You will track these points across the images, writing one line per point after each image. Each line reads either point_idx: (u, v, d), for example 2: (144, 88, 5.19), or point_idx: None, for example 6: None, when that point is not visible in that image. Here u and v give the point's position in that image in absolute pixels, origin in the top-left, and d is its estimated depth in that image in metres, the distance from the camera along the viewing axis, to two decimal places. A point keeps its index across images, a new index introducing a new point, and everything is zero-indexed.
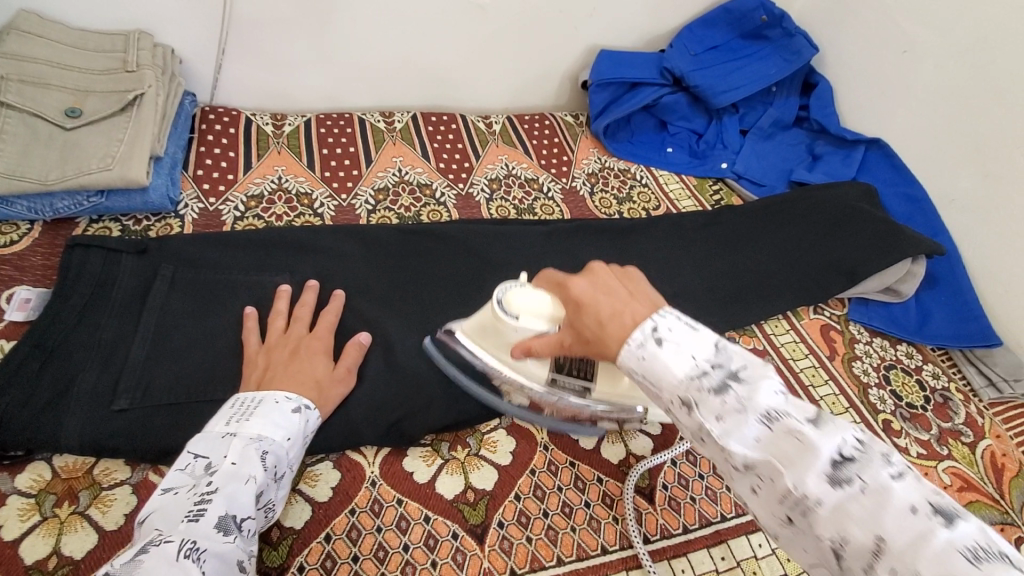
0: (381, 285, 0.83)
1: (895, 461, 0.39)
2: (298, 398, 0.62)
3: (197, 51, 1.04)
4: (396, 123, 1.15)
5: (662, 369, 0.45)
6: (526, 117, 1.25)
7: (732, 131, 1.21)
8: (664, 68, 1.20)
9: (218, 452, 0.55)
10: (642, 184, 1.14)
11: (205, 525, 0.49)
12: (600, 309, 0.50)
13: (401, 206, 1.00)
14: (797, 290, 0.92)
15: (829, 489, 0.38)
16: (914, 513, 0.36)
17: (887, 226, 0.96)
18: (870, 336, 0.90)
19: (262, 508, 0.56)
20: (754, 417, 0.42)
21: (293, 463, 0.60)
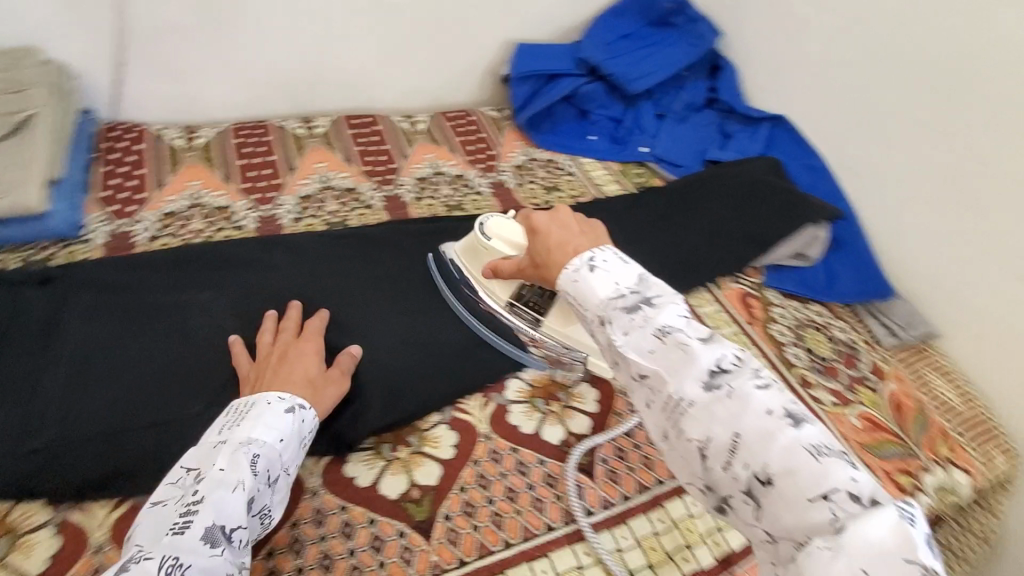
0: (310, 293, 0.81)
1: (760, 373, 0.45)
2: (292, 398, 0.63)
3: (93, 65, 0.99)
4: (317, 128, 1.13)
5: (588, 291, 0.52)
6: (451, 114, 1.25)
7: (648, 116, 1.26)
8: (580, 58, 1.24)
9: (207, 461, 0.54)
10: (568, 172, 1.17)
11: (191, 538, 0.48)
12: (552, 237, 0.60)
13: (327, 212, 0.98)
14: (715, 262, 0.99)
15: (702, 394, 0.45)
16: (769, 416, 0.43)
17: (791, 196, 1.04)
18: (785, 299, 0.97)
19: (257, 515, 0.55)
20: (652, 330, 0.48)
21: (288, 466, 0.59)
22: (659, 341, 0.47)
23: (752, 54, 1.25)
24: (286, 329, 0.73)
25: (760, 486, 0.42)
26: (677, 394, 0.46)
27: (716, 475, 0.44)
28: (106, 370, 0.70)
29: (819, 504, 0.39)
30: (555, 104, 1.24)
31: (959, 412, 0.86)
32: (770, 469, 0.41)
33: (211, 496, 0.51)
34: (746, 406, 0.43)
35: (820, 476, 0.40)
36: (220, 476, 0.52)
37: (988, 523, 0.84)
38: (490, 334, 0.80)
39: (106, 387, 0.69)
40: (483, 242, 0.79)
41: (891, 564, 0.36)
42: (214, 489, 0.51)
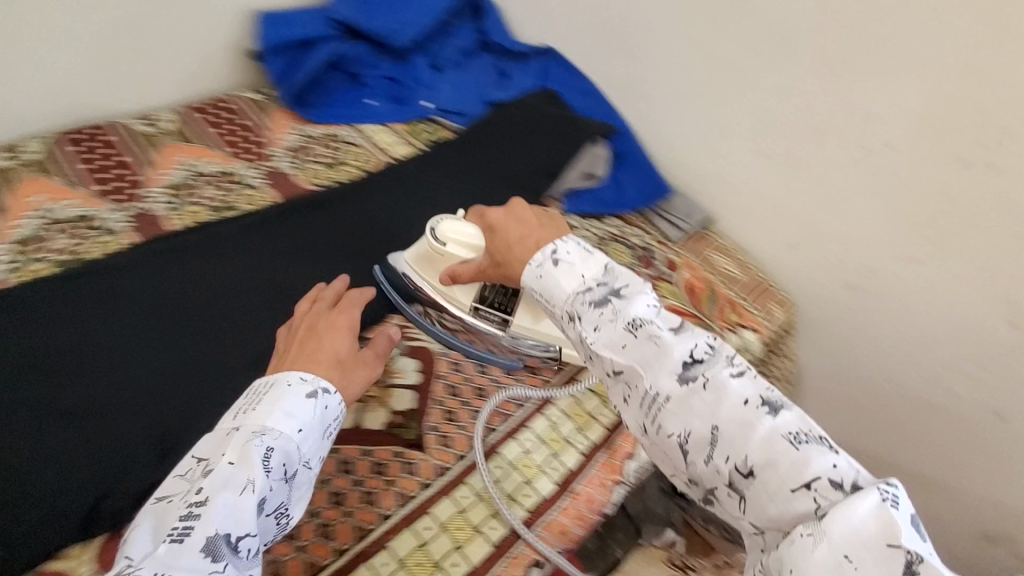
0: (54, 354, 0.70)
1: (734, 362, 0.49)
2: (315, 380, 0.57)
3: None
4: (22, 154, 0.92)
5: (555, 285, 0.58)
6: (202, 106, 1.10)
7: (423, 68, 1.20)
8: (331, 19, 1.14)
9: (219, 452, 0.50)
10: (351, 143, 1.08)
11: (190, 548, 0.44)
12: (509, 236, 0.65)
13: (55, 250, 0.81)
14: (512, 200, 1.00)
15: (678, 387, 0.49)
16: (746, 406, 0.47)
17: (567, 122, 1.09)
18: (584, 221, 1.01)
19: (272, 513, 0.51)
20: (622, 323, 0.53)
21: (308, 459, 0.54)
22: (631, 334, 0.52)
23: None
24: (324, 299, 0.70)
25: (743, 478, 0.45)
26: (653, 389, 0.50)
27: (699, 469, 0.48)
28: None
29: (801, 493, 0.43)
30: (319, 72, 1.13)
31: (741, 281, 0.98)
32: (751, 461, 0.45)
33: (218, 497, 0.47)
34: (722, 398, 0.48)
35: (800, 465, 0.44)
36: (229, 472, 0.48)
37: (781, 367, 0.97)
38: (427, 323, 0.82)
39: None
40: (438, 248, 0.79)
41: (874, 547, 0.39)
42: (219, 489, 0.47)
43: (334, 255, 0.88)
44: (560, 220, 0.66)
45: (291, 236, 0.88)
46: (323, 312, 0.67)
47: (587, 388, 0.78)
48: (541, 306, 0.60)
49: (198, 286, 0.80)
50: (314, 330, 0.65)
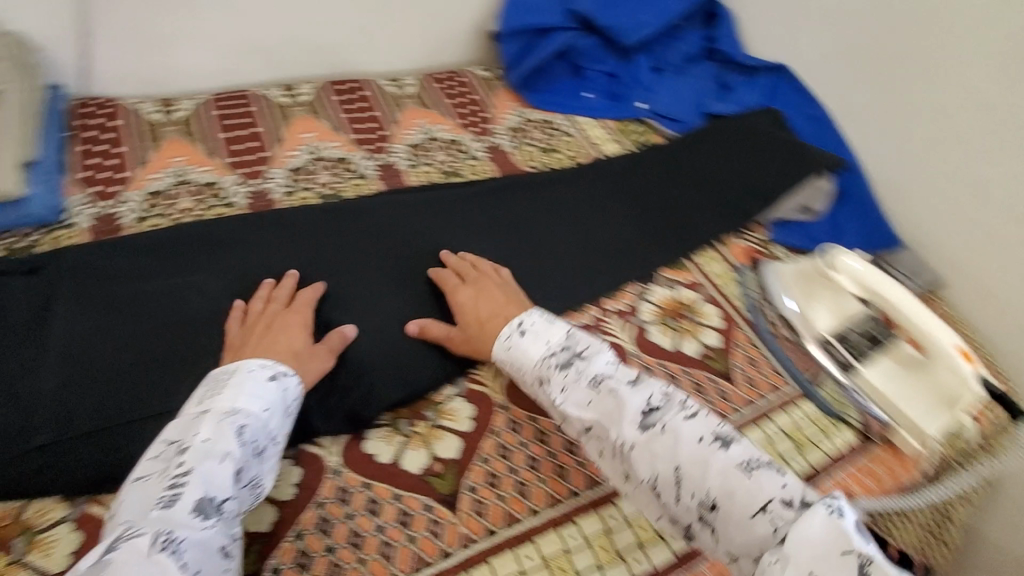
0: (311, 271, 0.79)
1: (684, 407, 0.59)
2: (275, 365, 0.62)
3: (58, 37, 0.91)
4: (302, 97, 1.07)
5: (523, 353, 0.67)
6: (441, 75, 1.20)
7: (644, 70, 1.19)
8: (572, 10, 1.14)
9: (190, 432, 0.54)
10: (565, 133, 1.12)
11: (182, 511, 0.49)
12: (480, 310, 0.72)
13: (321, 184, 0.94)
14: (725, 219, 0.97)
15: (640, 434, 0.57)
16: (700, 443, 0.56)
17: (794, 147, 1.02)
18: (791, 254, 0.97)
19: (247, 486, 0.54)
20: (586, 383, 0.62)
21: (277, 435, 0.58)
22: (595, 391, 0.61)
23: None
24: (279, 298, 0.72)
25: (709, 511, 0.53)
26: (620, 439, 0.58)
27: (673, 506, 0.56)
28: (128, 355, 0.69)
29: (759, 517, 0.51)
30: (547, 62, 1.15)
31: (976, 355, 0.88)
32: (712, 494, 0.53)
33: (205, 464, 0.51)
34: (678, 440, 0.56)
35: (753, 492, 0.52)
36: (206, 447, 0.53)
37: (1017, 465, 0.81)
38: (755, 329, 0.85)
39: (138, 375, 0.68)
40: (826, 272, 0.83)
41: (833, 558, 0.46)
42: (202, 458, 0.52)
43: (541, 237, 0.90)
44: (525, 301, 0.74)
45: (508, 210, 0.93)
46: (276, 310, 0.70)
47: (779, 429, 0.75)
48: (514, 375, 0.68)
49: (412, 239, 0.85)
50: (269, 325, 0.68)
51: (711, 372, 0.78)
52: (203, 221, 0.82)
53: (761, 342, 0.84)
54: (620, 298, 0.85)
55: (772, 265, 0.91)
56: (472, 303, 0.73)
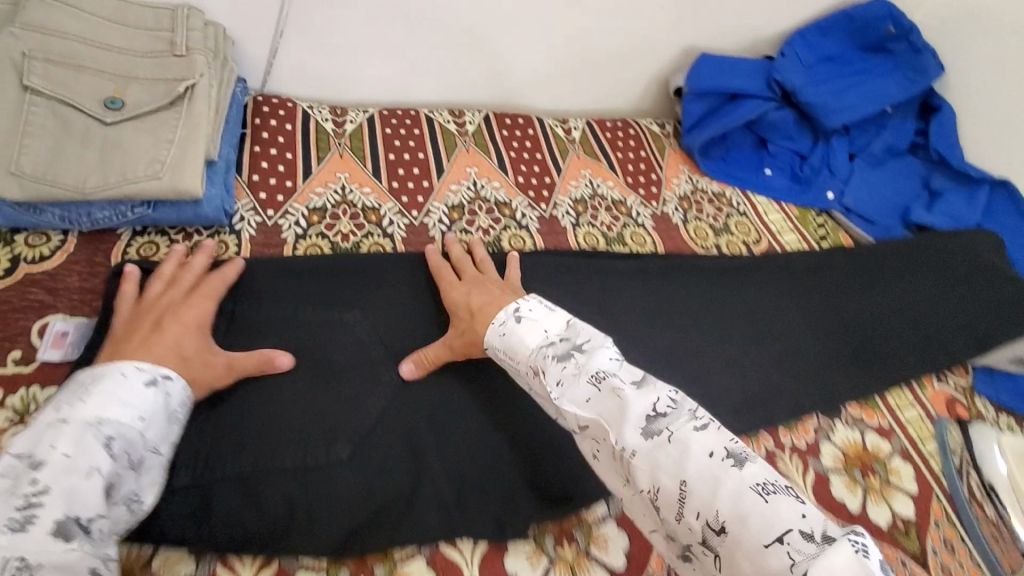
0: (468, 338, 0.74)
1: (696, 416, 0.51)
2: (154, 368, 0.57)
3: (252, 31, 0.89)
4: (468, 125, 1.00)
5: (519, 341, 0.61)
6: (608, 123, 1.09)
7: (841, 156, 1.05)
8: (773, 79, 1.02)
9: (45, 444, 0.49)
10: (740, 212, 1.00)
11: (36, 534, 0.45)
12: (473, 301, 0.69)
13: (478, 228, 0.87)
14: (925, 357, 0.84)
15: (643, 442, 0.50)
16: (712, 458, 0.48)
17: (1011, 295, 0.92)
18: (996, 412, 0.83)
19: (120, 501, 0.51)
20: (586, 378, 0.55)
21: (157, 444, 0.55)
22: (595, 388, 0.54)
23: (990, 99, 1.03)
24: (181, 284, 0.68)
25: (715, 535, 0.45)
26: (619, 444, 0.51)
27: (673, 524, 0.48)
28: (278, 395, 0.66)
29: (773, 548, 0.42)
30: (733, 129, 1.04)
31: None
32: (722, 517, 0.45)
33: (67, 482, 0.48)
34: (687, 451, 0.49)
35: (769, 518, 0.43)
36: (65, 462, 0.48)
37: None
38: (952, 503, 0.72)
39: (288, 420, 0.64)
40: None
41: None
42: (60, 476, 0.48)
43: (718, 340, 0.81)
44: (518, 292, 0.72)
45: (683, 298, 0.84)
46: (177, 297, 0.67)
47: None
48: (507, 363, 0.63)
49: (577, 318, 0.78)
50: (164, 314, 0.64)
51: (902, 552, 0.66)
52: (365, 253, 0.79)
53: (961, 521, 0.70)
54: (800, 432, 0.75)
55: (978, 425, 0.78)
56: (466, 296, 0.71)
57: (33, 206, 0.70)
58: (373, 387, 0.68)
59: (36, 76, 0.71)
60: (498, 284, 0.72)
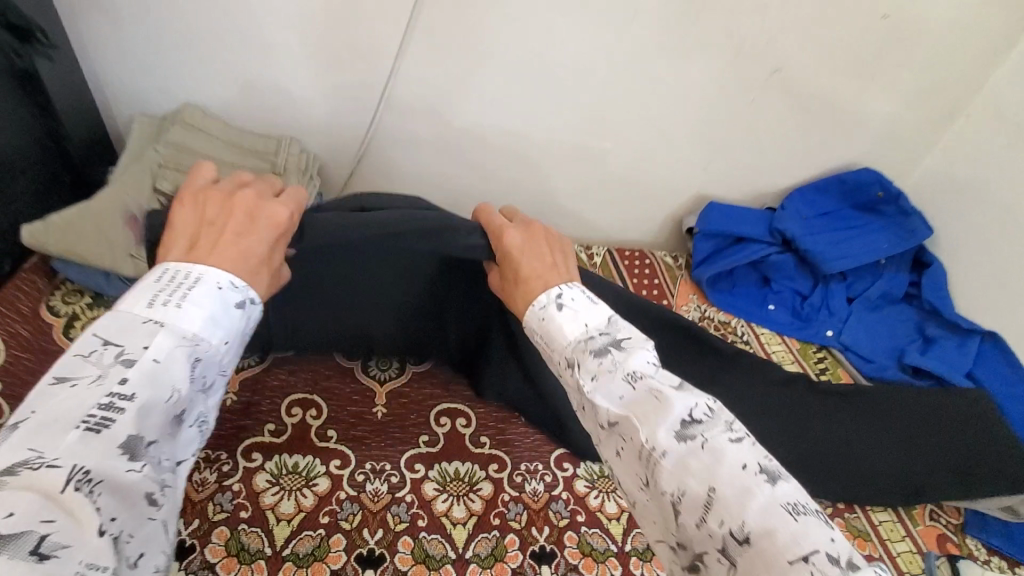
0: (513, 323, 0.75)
1: (733, 427, 0.47)
2: (246, 287, 0.53)
3: (336, 157, 1.09)
4: None
5: (557, 329, 0.57)
6: (626, 251, 1.22)
7: (839, 298, 1.15)
8: (775, 228, 1.15)
9: (139, 341, 0.44)
10: (743, 340, 1.10)
11: (112, 442, 0.39)
12: (524, 268, 0.63)
13: None
14: (892, 483, 0.88)
15: (676, 443, 0.46)
16: (744, 470, 0.44)
17: (1003, 451, 0.90)
18: (988, 554, 0.88)
19: (191, 423, 0.47)
20: (620, 375, 0.51)
21: (224, 370, 0.50)
22: (629, 385, 0.51)
23: (976, 256, 1.15)
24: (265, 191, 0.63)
25: (738, 544, 0.41)
26: (650, 443, 0.47)
27: (691, 532, 0.44)
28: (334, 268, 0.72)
29: (797, 566, 0.38)
30: (738, 266, 1.17)
31: None
32: (748, 527, 0.41)
33: (152, 393, 0.42)
34: (720, 461, 0.44)
35: (797, 535, 0.40)
36: (155, 368, 0.43)
37: None
38: None
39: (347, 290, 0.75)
40: None
41: None
42: (148, 385, 0.42)
43: None
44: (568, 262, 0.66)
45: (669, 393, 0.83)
46: (225, 192, 0.60)
47: None
48: (543, 350, 0.59)
49: None
50: (222, 217, 0.57)
51: None
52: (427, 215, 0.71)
53: None
54: None
55: (967, 563, 0.83)
56: (516, 254, 0.64)
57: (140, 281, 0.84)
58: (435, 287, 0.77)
59: (167, 181, 0.88)
60: (552, 244, 0.66)
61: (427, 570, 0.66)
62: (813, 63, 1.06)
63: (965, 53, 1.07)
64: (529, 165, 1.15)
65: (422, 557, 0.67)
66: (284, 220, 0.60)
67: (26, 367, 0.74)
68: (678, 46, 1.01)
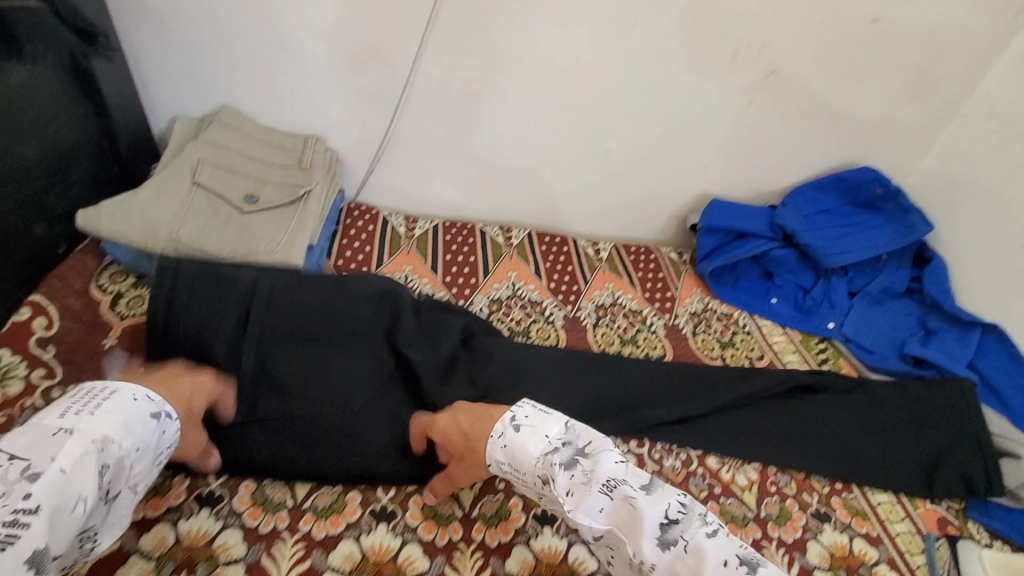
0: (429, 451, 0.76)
1: (705, 520, 0.58)
2: (165, 408, 0.63)
3: (357, 156, 1.16)
4: (514, 239, 1.21)
5: (524, 450, 0.65)
6: (632, 248, 1.27)
7: (840, 292, 1.18)
8: (775, 223, 1.20)
9: (45, 455, 0.54)
10: (745, 331, 1.13)
11: (12, 553, 0.48)
12: (461, 423, 0.71)
13: (512, 319, 1.04)
14: (856, 467, 0.90)
15: (662, 552, 0.56)
16: (724, 565, 0.54)
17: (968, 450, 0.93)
18: (990, 539, 0.87)
19: (82, 535, 0.56)
20: (597, 487, 0.61)
21: (135, 484, 0.60)
22: (607, 496, 0.60)
23: (978, 250, 1.16)
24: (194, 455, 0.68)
25: None
26: (638, 555, 0.57)
27: None
28: (281, 377, 0.75)
29: None
30: (741, 261, 1.21)
31: None
32: None
33: (56, 504, 0.52)
34: (703, 557, 0.55)
35: None
36: (59, 480, 0.52)
37: None
38: None
39: (310, 348, 0.79)
40: None
41: None
42: (53, 494, 0.52)
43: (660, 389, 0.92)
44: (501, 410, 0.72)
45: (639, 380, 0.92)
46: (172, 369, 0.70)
47: None
48: (513, 473, 0.66)
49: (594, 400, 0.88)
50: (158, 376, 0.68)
51: None
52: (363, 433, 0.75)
53: None
54: (788, 528, 0.80)
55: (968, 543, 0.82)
56: (449, 423, 0.72)
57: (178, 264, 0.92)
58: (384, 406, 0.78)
59: (204, 175, 0.97)
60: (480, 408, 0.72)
61: (435, 526, 0.70)
62: (808, 65, 1.11)
63: (956, 52, 1.10)
64: (538, 164, 1.21)
65: (430, 515, 0.71)
66: (212, 386, 0.71)
67: (76, 336, 0.82)
68: (676, 50, 1.07)
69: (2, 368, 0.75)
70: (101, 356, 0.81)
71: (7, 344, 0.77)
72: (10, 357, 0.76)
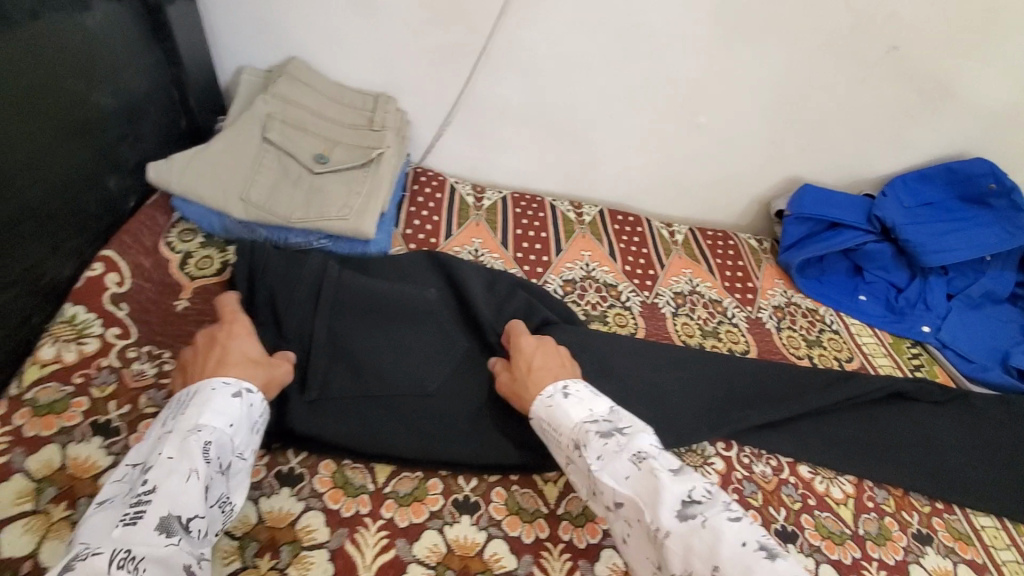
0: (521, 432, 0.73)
1: (730, 506, 0.50)
2: (238, 382, 0.59)
3: (426, 119, 1.10)
4: (586, 216, 1.14)
5: (563, 415, 0.62)
6: (709, 231, 1.19)
7: (937, 293, 1.10)
8: (873, 214, 1.10)
9: (155, 452, 0.51)
10: (832, 329, 1.06)
11: (144, 528, 0.45)
12: (535, 359, 0.70)
13: (587, 302, 0.98)
14: (959, 486, 0.83)
15: (678, 524, 0.50)
16: (744, 548, 0.47)
17: None
18: None
19: (216, 503, 0.52)
20: (625, 455, 0.56)
21: (243, 451, 0.56)
22: (633, 466, 0.55)
23: None
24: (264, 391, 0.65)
25: None
26: (654, 525, 0.51)
27: None
28: (354, 351, 0.73)
29: None
30: (829, 253, 1.12)
31: None
32: None
33: (169, 480, 0.48)
34: (720, 539, 0.48)
35: None
36: (170, 464, 0.50)
37: None
38: None
39: (380, 329, 0.77)
40: None
41: None
42: (165, 476, 0.49)
43: (750, 386, 0.86)
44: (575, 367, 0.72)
45: (727, 380, 0.86)
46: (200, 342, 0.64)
47: None
48: (549, 434, 0.63)
49: (680, 396, 0.83)
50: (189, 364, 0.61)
51: None
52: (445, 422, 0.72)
53: None
54: (888, 549, 0.75)
55: None
56: (529, 350, 0.71)
57: (249, 226, 0.88)
58: (464, 386, 0.76)
59: (274, 131, 0.91)
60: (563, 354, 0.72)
61: (521, 522, 0.67)
62: (933, 42, 0.99)
63: None
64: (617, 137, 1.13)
65: (515, 509, 0.68)
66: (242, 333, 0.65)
67: (148, 297, 0.79)
68: (788, 18, 0.96)
69: (77, 326, 0.72)
70: (173, 318, 0.78)
71: (81, 300, 0.73)
72: (85, 314, 0.73)
